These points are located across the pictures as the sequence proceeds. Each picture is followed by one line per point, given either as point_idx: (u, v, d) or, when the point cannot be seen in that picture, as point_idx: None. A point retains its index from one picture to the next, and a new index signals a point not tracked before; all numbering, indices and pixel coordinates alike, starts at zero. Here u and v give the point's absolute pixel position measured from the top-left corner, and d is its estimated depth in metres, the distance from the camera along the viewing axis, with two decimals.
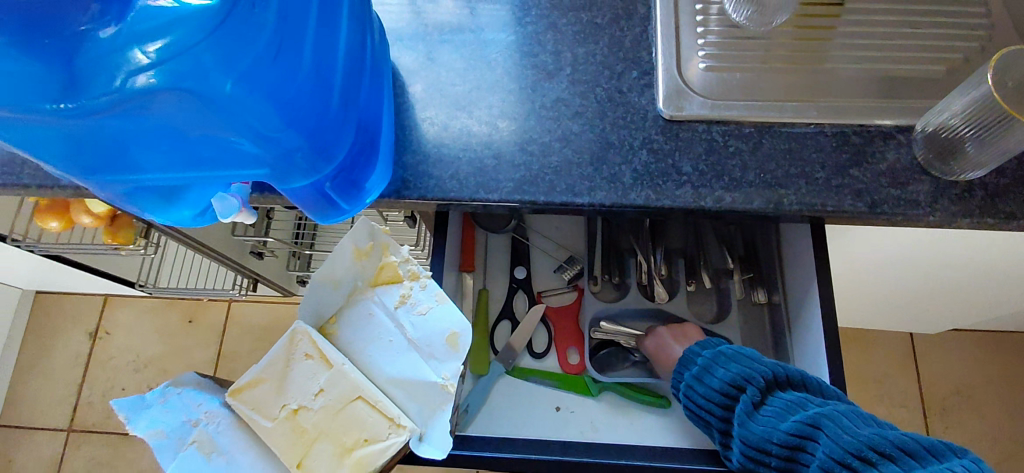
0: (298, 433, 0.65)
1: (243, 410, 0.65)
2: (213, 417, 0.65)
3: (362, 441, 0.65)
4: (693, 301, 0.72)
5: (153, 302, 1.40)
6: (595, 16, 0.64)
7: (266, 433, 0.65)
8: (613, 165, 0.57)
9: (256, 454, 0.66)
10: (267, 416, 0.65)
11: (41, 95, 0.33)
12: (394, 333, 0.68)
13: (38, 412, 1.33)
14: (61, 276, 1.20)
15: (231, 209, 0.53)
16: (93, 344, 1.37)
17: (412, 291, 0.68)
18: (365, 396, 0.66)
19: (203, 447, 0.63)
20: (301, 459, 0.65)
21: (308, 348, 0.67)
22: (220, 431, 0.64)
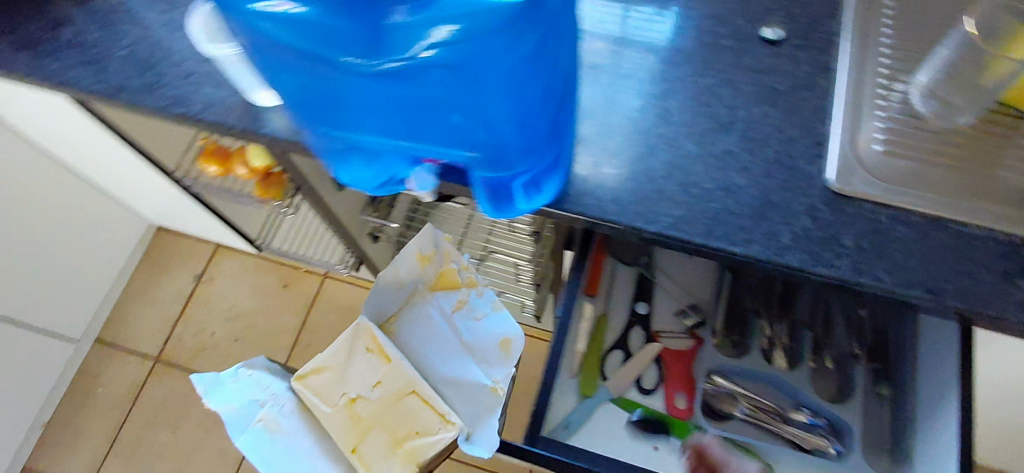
0: (354, 419, 0.85)
1: (307, 396, 0.85)
2: (280, 400, 0.84)
3: (411, 432, 0.84)
4: (815, 378, 0.69)
5: (257, 260, 1.49)
6: (775, 80, 0.65)
7: (328, 418, 0.84)
8: (772, 224, 0.58)
9: (316, 437, 0.84)
10: (329, 404, 0.85)
11: (345, 46, 0.40)
12: (448, 335, 0.91)
13: (133, 335, 1.42)
14: (189, 218, 1.30)
15: (426, 185, 0.57)
16: (195, 285, 1.47)
17: (468, 300, 0.92)
18: (417, 391, 0.85)
19: (269, 425, 0.82)
20: (358, 442, 0.84)
21: (370, 343, 0.87)
22: (286, 412, 0.83)
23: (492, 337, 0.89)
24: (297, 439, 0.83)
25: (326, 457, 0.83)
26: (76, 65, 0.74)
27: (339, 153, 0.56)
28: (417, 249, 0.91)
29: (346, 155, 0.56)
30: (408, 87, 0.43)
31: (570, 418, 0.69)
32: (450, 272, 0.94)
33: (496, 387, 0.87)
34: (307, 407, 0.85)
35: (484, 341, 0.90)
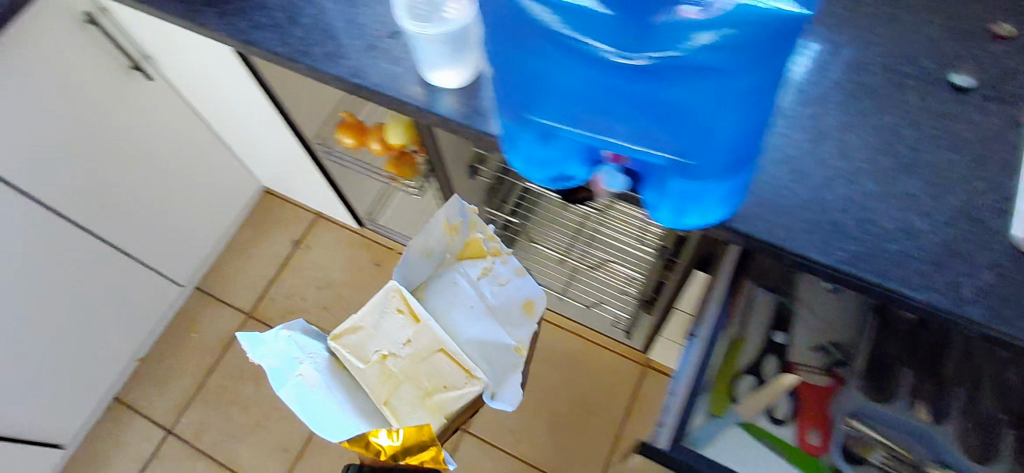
0: (387, 375, 0.91)
1: (343, 355, 0.91)
2: (311, 360, 0.89)
3: (442, 388, 0.90)
4: (963, 438, 0.67)
5: (353, 235, 1.53)
6: (961, 128, 0.64)
7: (367, 374, 0.91)
8: (953, 274, 0.57)
9: (347, 394, 0.90)
10: (365, 364, 0.91)
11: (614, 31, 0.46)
12: (473, 298, 0.96)
13: (230, 289, 1.49)
14: (302, 186, 1.35)
15: (617, 185, 0.56)
16: (293, 250, 1.53)
17: (493, 266, 0.98)
18: (448, 349, 0.90)
19: (306, 380, 0.87)
20: (389, 396, 0.91)
21: (395, 300, 0.90)
22: (322, 370, 0.89)
23: (513, 301, 0.97)
24: (332, 394, 0.88)
25: (357, 411, 0.89)
26: (264, 26, 0.79)
27: (525, 146, 0.59)
28: (449, 216, 0.93)
29: (536, 150, 0.59)
30: (656, 79, 0.46)
31: (698, 434, 0.71)
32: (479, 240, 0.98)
33: (519, 347, 0.95)
34: (341, 365, 0.92)
35: (506, 306, 0.97)
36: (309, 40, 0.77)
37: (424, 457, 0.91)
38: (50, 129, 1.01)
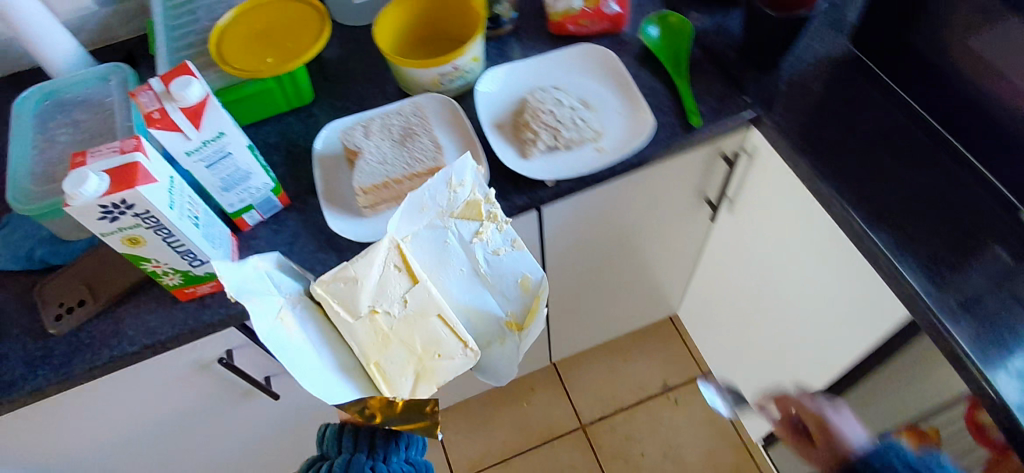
0: (379, 336, 0.60)
1: (326, 302, 0.60)
2: (289, 304, 0.60)
3: (433, 356, 0.59)
4: None
5: (728, 427, 1.31)
6: None
7: (350, 327, 0.60)
8: None
9: (332, 342, 0.61)
10: (353, 316, 0.60)
11: None
12: (464, 264, 0.62)
13: (582, 390, 1.37)
14: (738, 372, 1.15)
15: None
16: (659, 395, 1.35)
17: (491, 229, 0.63)
18: (444, 319, 0.60)
19: (285, 330, 0.58)
20: (375, 356, 0.60)
21: (398, 263, 0.60)
22: (307, 320, 0.60)
23: (506, 273, 0.63)
24: (318, 353, 0.59)
25: (338, 366, 0.60)
26: None
27: None
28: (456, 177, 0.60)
29: None
30: None
31: None
32: (469, 198, 0.62)
33: (516, 320, 0.62)
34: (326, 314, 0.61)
35: (503, 285, 0.63)
36: (986, 356, 0.59)
37: (416, 425, 0.62)
38: (610, 229, 0.91)
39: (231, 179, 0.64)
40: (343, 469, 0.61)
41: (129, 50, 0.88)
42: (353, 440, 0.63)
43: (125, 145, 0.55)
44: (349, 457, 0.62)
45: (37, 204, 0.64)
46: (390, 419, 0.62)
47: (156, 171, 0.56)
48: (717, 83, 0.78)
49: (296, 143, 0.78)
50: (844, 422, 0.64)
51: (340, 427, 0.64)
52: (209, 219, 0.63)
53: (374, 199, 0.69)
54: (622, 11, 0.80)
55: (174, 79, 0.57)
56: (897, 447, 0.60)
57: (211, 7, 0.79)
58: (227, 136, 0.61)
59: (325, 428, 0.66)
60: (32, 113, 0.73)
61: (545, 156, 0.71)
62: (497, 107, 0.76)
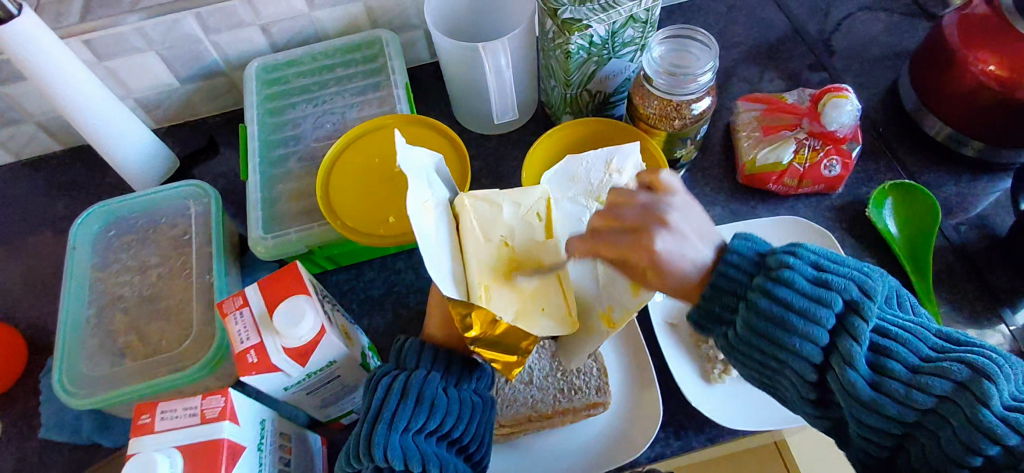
0: (498, 258, 0.44)
1: (466, 217, 0.45)
2: (438, 201, 0.44)
3: (535, 306, 0.43)
4: None
5: None
6: None
7: (472, 243, 0.44)
8: None
9: (453, 250, 0.44)
10: (484, 234, 0.45)
11: None
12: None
13: None
14: None
15: None
16: None
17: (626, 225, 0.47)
18: (560, 283, 0.44)
19: (425, 221, 0.42)
20: (487, 282, 0.43)
21: (538, 216, 0.46)
22: (445, 221, 0.45)
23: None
24: (439, 256, 0.42)
25: (449, 269, 0.43)
26: None
27: None
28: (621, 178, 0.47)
29: None
30: None
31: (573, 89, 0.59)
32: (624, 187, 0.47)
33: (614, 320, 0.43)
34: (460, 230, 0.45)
35: (612, 283, 0.44)
36: None
37: (496, 357, 0.46)
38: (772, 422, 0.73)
39: (332, 396, 0.49)
40: (414, 385, 0.45)
41: (211, 135, 0.72)
42: (435, 358, 0.47)
43: (208, 405, 0.40)
44: (427, 374, 0.46)
45: (94, 398, 0.51)
46: (479, 339, 0.46)
47: (243, 435, 0.41)
48: (960, 292, 0.61)
49: (407, 303, 0.60)
50: (675, 248, 0.38)
51: (422, 341, 0.48)
52: (302, 446, 0.49)
53: (515, 429, 0.53)
54: (846, 174, 0.63)
55: (279, 305, 0.42)
56: (779, 258, 0.38)
57: (318, 119, 0.65)
58: (337, 362, 0.45)
59: (398, 342, 0.49)
60: (90, 245, 0.59)
61: (740, 383, 0.54)
62: (669, 299, 0.58)
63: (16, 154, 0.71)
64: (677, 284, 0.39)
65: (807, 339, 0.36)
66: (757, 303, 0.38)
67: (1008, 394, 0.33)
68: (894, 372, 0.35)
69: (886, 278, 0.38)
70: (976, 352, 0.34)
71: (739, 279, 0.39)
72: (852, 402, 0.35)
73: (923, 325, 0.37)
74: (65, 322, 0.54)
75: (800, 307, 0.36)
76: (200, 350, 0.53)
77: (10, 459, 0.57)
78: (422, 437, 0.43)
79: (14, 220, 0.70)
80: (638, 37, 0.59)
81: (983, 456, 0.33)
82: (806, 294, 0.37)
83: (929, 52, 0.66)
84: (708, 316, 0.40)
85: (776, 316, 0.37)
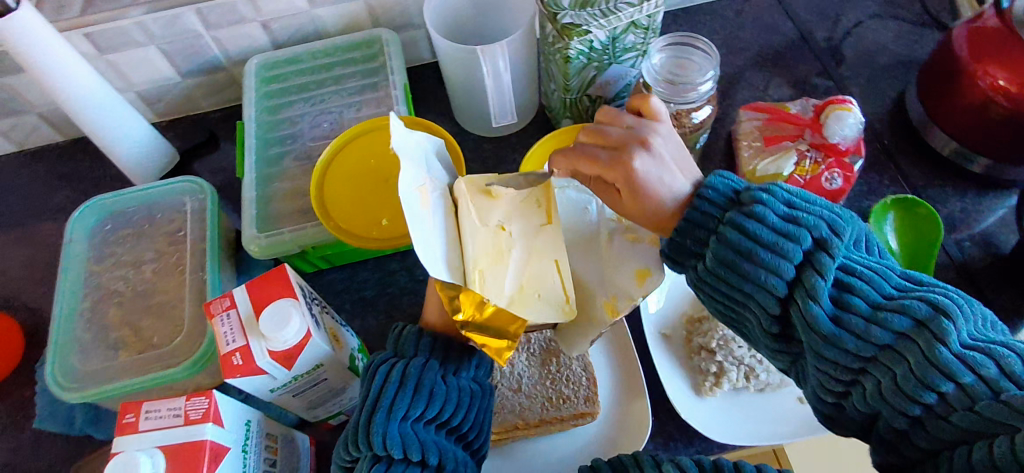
0: (495, 247, 0.43)
1: (463, 202, 0.43)
2: (434, 183, 0.43)
3: (530, 292, 0.42)
4: None
5: None
6: None
7: (470, 227, 0.42)
8: None
9: (450, 234, 0.43)
10: (481, 219, 0.43)
11: None
12: (590, 229, 0.47)
13: None
14: None
15: None
16: None
17: None
18: (559, 272, 0.43)
19: (421, 205, 0.41)
20: (483, 266, 0.42)
21: (538, 200, 0.44)
22: (441, 209, 0.43)
23: (625, 264, 0.44)
24: (435, 243, 0.41)
25: (443, 256, 0.41)
26: None
27: None
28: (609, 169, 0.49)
29: None
30: None
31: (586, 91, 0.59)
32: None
33: (617, 307, 0.43)
34: (456, 213, 0.44)
35: (614, 270, 0.45)
36: None
37: (486, 342, 0.44)
38: None
39: (319, 398, 0.49)
40: (413, 373, 0.44)
41: (211, 130, 0.72)
42: (433, 345, 0.47)
43: (192, 406, 0.40)
44: (426, 361, 0.45)
45: (86, 392, 0.51)
46: (468, 323, 0.44)
47: (227, 437, 0.41)
48: None
49: (400, 305, 0.60)
50: (654, 172, 0.41)
51: (421, 329, 0.48)
52: (289, 448, 0.49)
53: (502, 436, 0.52)
54: (847, 187, 0.62)
55: (266, 308, 0.42)
56: (752, 195, 0.40)
57: (316, 118, 0.66)
58: (323, 365, 0.45)
59: (397, 329, 0.49)
60: (86, 239, 0.59)
61: (730, 398, 0.54)
62: (663, 309, 0.58)
63: (19, 143, 0.72)
64: (653, 210, 0.42)
65: (773, 273, 0.37)
66: (728, 234, 0.39)
67: (965, 334, 0.34)
68: (856, 307, 0.36)
69: (856, 221, 0.38)
70: (939, 291, 0.35)
71: (712, 215, 0.41)
72: (813, 334, 0.36)
73: (888, 267, 0.37)
74: (60, 316, 0.55)
75: (767, 240, 0.38)
76: (191, 346, 0.53)
77: (4, 448, 0.58)
78: (420, 426, 0.43)
79: (14, 210, 0.71)
80: (640, 43, 0.59)
81: (936, 394, 0.33)
82: (776, 230, 0.38)
83: (938, 64, 0.65)
84: (679, 249, 0.42)
85: (744, 249, 0.38)
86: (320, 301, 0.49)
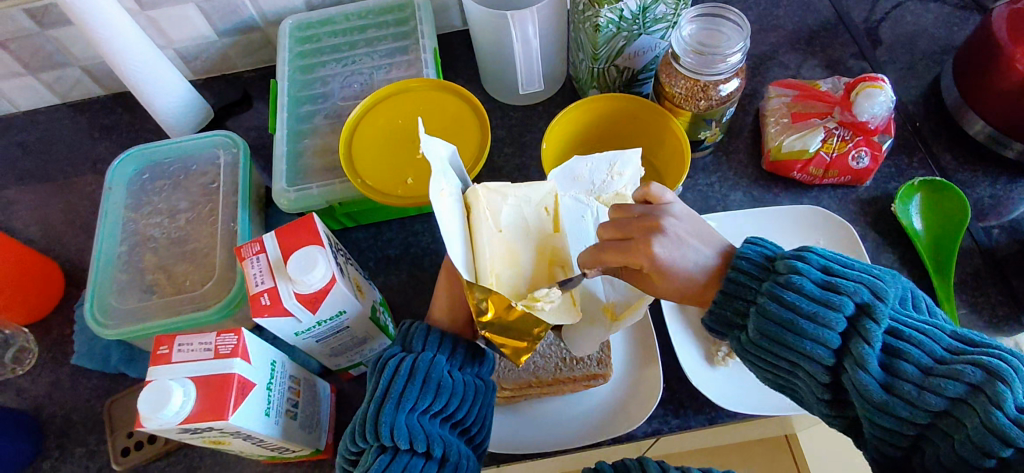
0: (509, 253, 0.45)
1: (478, 206, 0.45)
2: (452, 189, 0.43)
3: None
4: None
5: None
6: None
7: (484, 235, 0.44)
8: None
9: (466, 241, 0.44)
10: (495, 226, 0.45)
11: None
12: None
13: None
14: None
15: None
16: None
17: None
18: (566, 277, 0.45)
19: (443, 208, 0.41)
20: (497, 270, 0.44)
21: (546, 208, 0.47)
22: (460, 213, 0.44)
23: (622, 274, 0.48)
24: (455, 246, 0.42)
25: (462, 258, 0.42)
26: None
27: None
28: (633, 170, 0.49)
29: None
30: None
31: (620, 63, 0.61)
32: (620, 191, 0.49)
33: (617, 310, 0.47)
34: (470, 218, 0.45)
35: (611, 274, 0.48)
36: None
37: (506, 343, 0.44)
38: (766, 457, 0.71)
39: (341, 346, 0.51)
40: (422, 366, 0.45)
41: (245, 90, 0.74)
42: (443, 339, 0.48)
43: (221, 342, 0.42)
44: (434, 355, 0.46)
45: (121, 330, 0.54)
46: (493, 324, 0.44)
47: (254, 373, 0.43)
48: (983, 295, 0.59)
49: (422, 264, 0.62)
50: (677, 249, 0.42)
51: (429, 324, 0.48)
52: (311, 392, 0.51)
53: (514, 394, 0.54)
54: (874, 166, 0.62)
55: (294, 253, 0.43)
56: (789, 265, 0.39)
57: (347, 78, 0.67)
58: (347, 312, 0.47)
59: (405, 323, 0.49)
60: (125, 186, 0.62)
61: (743, 368, 0.54)
62: None
63: (63, 96, 0.75)
64: (682, 285, 0.42)
65: (818, 343, 0.37)
66: (771, 304, 0.39)
67: (1020, 397, 0.33)
68: (906, 372, 0.35)
69: (899, 282, 0.38)
70: (991, 353, 0.34)
71: (750, 284, 0.41)
72: (863, 401, 0.36)
73: (938, 325, 0.37)
74: (99, 257, 0.58)
75: (814, 309, 0.37)
76: (221, 292, 0.55)
77: (44, 382, 0.61)
78: (427, 419, 0.44)
79: (56, 159, 0.74)
80: (671, 14, 0.59)
81: (997, 457, 0.33)
82: (816, 298, 0.37)
83: (974, 47, 0.64)
84: (722, 319, 0.42)
85: (787, 318, 0.38)
86: (345, 252, 0.50)
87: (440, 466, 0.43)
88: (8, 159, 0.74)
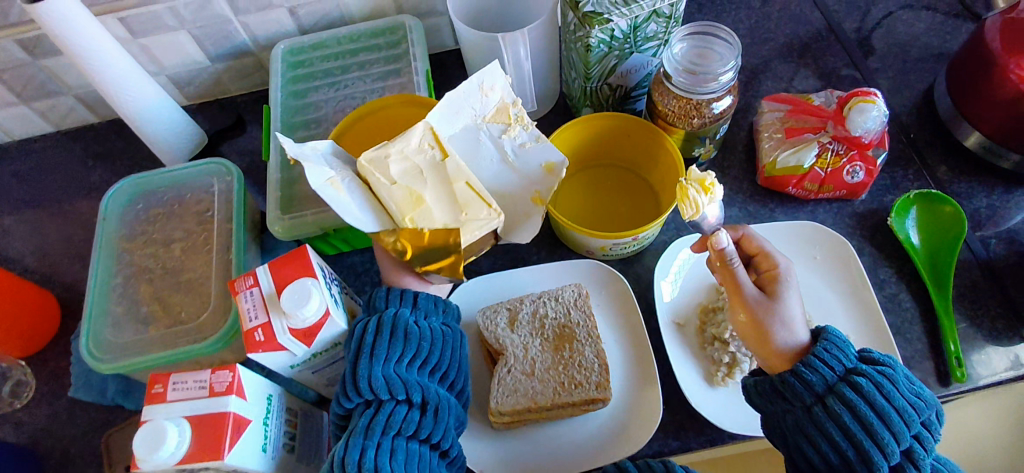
0: (416, 196, 0.46)
1: (370, 176, 0.46)
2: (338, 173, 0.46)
3: (460, 216, 0.47)
4: None
5: None
6: None
7: (385, 192, 0.46)
8: None
9: (368, 202, 0.46)
10: (389, 179, 0.46)
11: None
12: (489, 151, 0.51)
13: None
14: None
15: None
16: None
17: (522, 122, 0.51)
18: (473, 190, 0.47)
19: (338, 195, 0.44)
20: (410, 214, 0.46)
21: (429, 146, 0.48)
22: (353, 187, 0.46)
23: (532, 164, 0.51)
24: (359, 215, 0.45)
25: (369, 221, 0.45)
26: None
27: None
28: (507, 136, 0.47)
29: None
30: None
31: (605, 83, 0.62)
32: (501, 103, 0.50)
33: (544, 196, 0.51)
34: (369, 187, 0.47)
35: (523, 172, 0.51)
36: None
37: (440, 268, 0.49)
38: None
39: (337, 376, 0.51)
40: (388, 320, 0.45)
41: (238, 114, 0.74)
42: (403, 293, 0.48)
43: (216, 379, 0.42)
44: (397, 310, 0.47)
45: (118, 363, 0.54)
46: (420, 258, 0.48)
47: (249, 409, 0.42)
48: (982, 308, 0.59)
49: None
50: (788, 321, 0.46)
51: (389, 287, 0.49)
52: (307, 422, 0.51)
53: (514, 419, 0.53)
54: (868, 180, 0.62)
55: (287, 286, 0.43)
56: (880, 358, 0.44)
57: (340, 103, 0.67)
58: (341, 343, 0.47)
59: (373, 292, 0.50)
60: (119, 217, 0.62)
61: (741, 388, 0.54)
62: (679, 298, 0.59)
63: (57, 125, 0.75)
64: (786, 351, 0.46)
65: (892, 436, 0.40)
66: (860, 390, 0.41)
67: None
68: None
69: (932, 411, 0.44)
70: None
71: (840, 365, 0.43)
72: None
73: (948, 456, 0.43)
74: (95, 289, 0.58)
75: (899, 404, 0.41)
76: (217, 322, 0.55)
77: (41, 415, 0.61)
78: (402, 368, 0.44)
79: (52, 187, 0.73)
80: (662, 32, 0.58)
81: None
82: (905, 394, 0.41)
83: (966, 58, 0.64)
84: (799, 387, 0.43)
85: (876, 404, 0.41)
86: (339, 280, 0.50)
87: (423, 410, 0.44)
88: (3, 189, 0.74)
